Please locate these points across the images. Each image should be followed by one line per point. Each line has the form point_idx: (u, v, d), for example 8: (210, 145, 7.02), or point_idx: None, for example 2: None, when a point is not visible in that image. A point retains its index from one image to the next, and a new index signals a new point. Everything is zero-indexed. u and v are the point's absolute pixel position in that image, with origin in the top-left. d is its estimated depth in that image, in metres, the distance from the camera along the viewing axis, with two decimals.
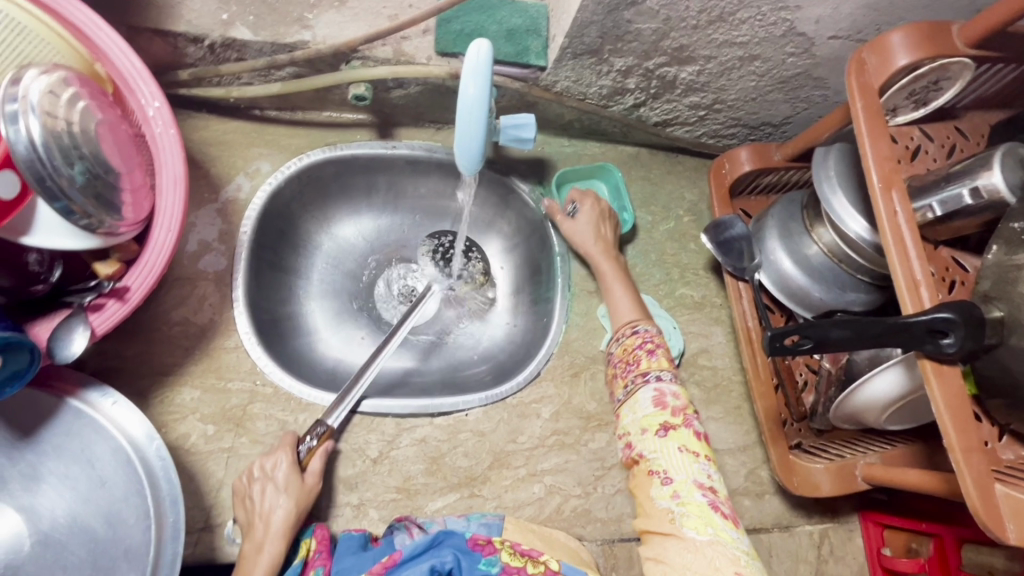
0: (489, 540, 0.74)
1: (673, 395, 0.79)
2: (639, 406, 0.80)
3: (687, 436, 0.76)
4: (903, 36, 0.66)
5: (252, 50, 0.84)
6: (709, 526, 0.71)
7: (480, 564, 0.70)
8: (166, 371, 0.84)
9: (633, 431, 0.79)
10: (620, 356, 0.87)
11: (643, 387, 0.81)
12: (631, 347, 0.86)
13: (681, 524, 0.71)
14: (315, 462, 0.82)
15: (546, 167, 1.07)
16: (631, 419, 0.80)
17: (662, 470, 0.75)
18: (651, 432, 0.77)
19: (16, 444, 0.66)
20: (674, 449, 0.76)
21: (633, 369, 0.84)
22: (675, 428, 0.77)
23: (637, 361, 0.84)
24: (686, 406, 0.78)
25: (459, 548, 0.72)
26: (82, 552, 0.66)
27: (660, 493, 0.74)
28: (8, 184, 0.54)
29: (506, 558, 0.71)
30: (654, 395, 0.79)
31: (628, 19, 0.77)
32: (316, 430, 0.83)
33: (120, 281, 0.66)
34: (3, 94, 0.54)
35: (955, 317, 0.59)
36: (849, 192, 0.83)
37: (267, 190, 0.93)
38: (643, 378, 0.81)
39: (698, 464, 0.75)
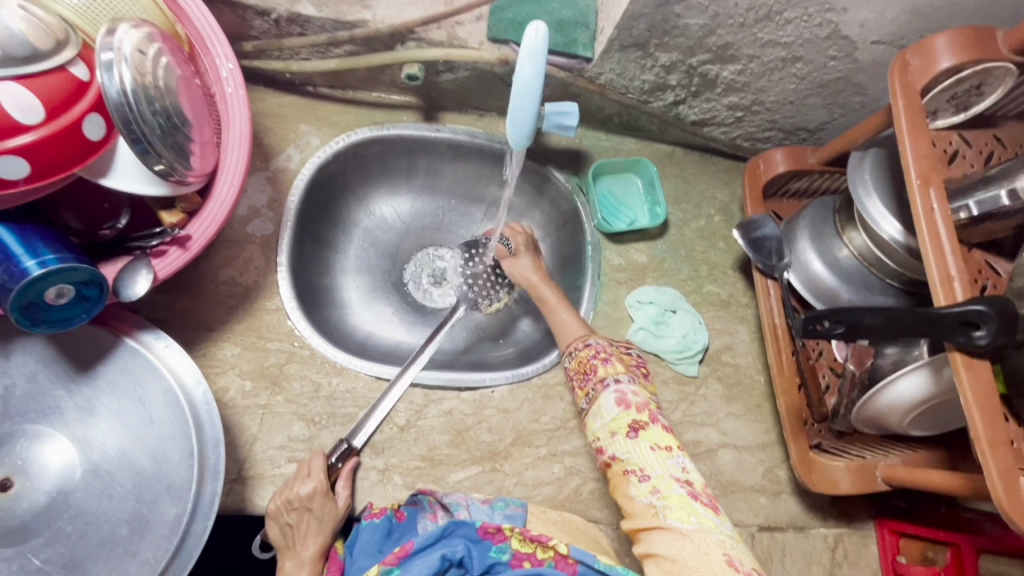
0: (499, 527, 0.77)
1: (634, 393, 0.78)
2: (604, 409, 0.78)
3: (656, 432, 0.76)
4: (948, 39, 0.68)
5: (314, 27, 0.88)
6: (692, 515, 0.71)
7: (490, 552, 0.75)
8: (210, 327, 0.88)
9: (603, 436, 0.78)
10: (575, 370, 0.84)
11: (603, 393, 0.79)
12: (585, 359, 0.83)
13: (664, 517, 0.71)
14: (341, 487, 0.84)
15: (582, 158, 1.10)
16: (599, 424, 0.78)
17: (638, 468, 0.74)
18: (621, 434, 0.76)
19: (75, 377, 0.69)
20: (646, 448, 0.75)
21: (592, 377, 0.81)
22: (645, 427, 0.76)
23: (594, 370, 0.82)
24: (649, 402, 0.78)
25: (469, 538, 0.75)
26: (128, 484, 0.69)
27: (639, 490, 0.73)
28: (96, 127, 0.59)
29: (517, 544, 0.75)
30: (616, 396, 0.78)
31: (678, 14, 0.80)
32: (340, 449, 0.84)
33: (183, 231, 0.70)
34: (99, 43, 0.58)
35: (988, 310, 0.61)
36: (884, 195, 0.84)
37: (315, 163, 0.97)
38: (603, 383, 0.80)
39: (673, 460, 0.75)
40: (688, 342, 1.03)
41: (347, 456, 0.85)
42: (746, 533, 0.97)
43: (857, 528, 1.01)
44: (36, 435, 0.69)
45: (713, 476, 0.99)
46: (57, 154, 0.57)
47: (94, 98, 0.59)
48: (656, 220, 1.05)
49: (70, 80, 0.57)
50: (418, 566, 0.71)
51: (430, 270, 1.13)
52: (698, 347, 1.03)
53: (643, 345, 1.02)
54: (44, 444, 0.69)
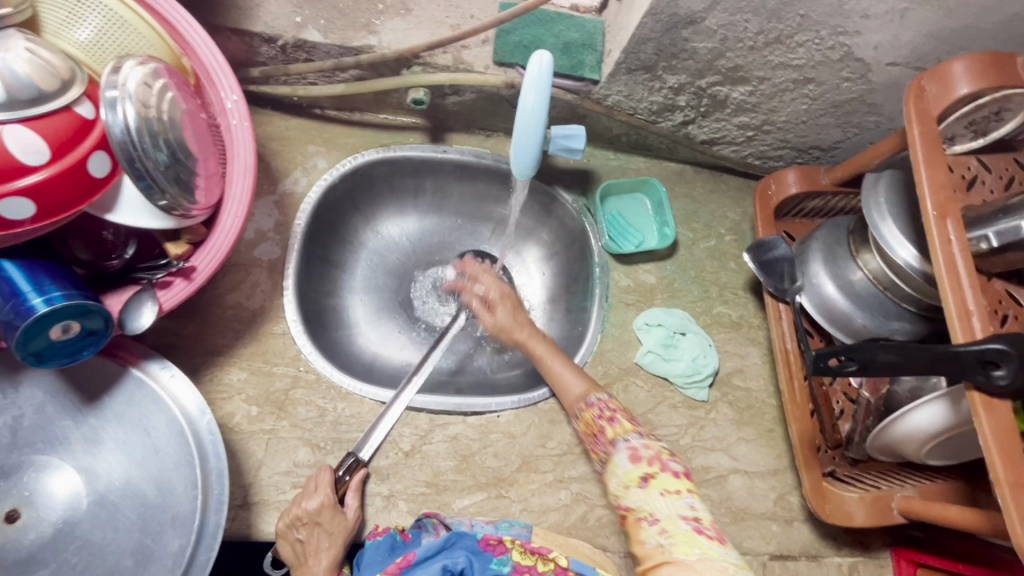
0: (500, 539, 0.74)
1: (644, 447, 0.77)
2: (618, 467, 0.77)
3: (666, 479, 0.74)
4: (965, 66, 0.66)
5: (321, 52, 0.88)
6: (696, 547, 0.68)
7: (490, 564, 0.71)
8: (217, 352, 0.88)
9: (619, 492, 0.76)
10: (583, 431, 0.84)
11: (617, 451, 0.78)
12: (590, 419, 0.83)
13: (670, 552, 0.68)
14: (350, 498, 0.84)
15: (590, 178, 1.09)
16: (615, 482, 0.77)
17: (648, 514, 0.72)
18: (633, 486, 0.75)
19: (82, 407, 0.70)
20: (655, 495, 0.73)
21: (602, 440, 0.81)
22: (654, 476, 0.75)
23: (602, 431, 0.81)
24: (659, 453, 0.77)
25: (471, 550, 0.72)
26: (132, 515, 0.69)
27: (649, 533, 0.71)
28: (101, 164, 0.59)
29: (517, 557, 0.73)
30: (629, 454, 0.77)
31: (686, 37, 0.79)
32: (347, 463, 0.85)
33: (187, 261, 0.70)
34: (104, 81, 0.59)
35: (1008, 349, 0.58)
36: (899, 219, 0.82)
37: (322, 185, 0.97)
38: (613, 445, 0.79)
39: (682, 500, 0.73)
40: (698, 366, 1.01)
41: (355, 470, 0.85)
42: (757, 562, 0.95)
43: (873, 557, 0.98)
44: (43, 465, 0.70)
45: (723, 502, 0.97)
46: (63, 192, 0.57)
47: (100, 136, 0.59)
48: (664, 241, 1.04)
49: (76, 118, 0.57)
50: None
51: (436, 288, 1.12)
52: (708, 371, 1.01)
53: (652, 369, 1.00)
54: (52, 475, 0.70)
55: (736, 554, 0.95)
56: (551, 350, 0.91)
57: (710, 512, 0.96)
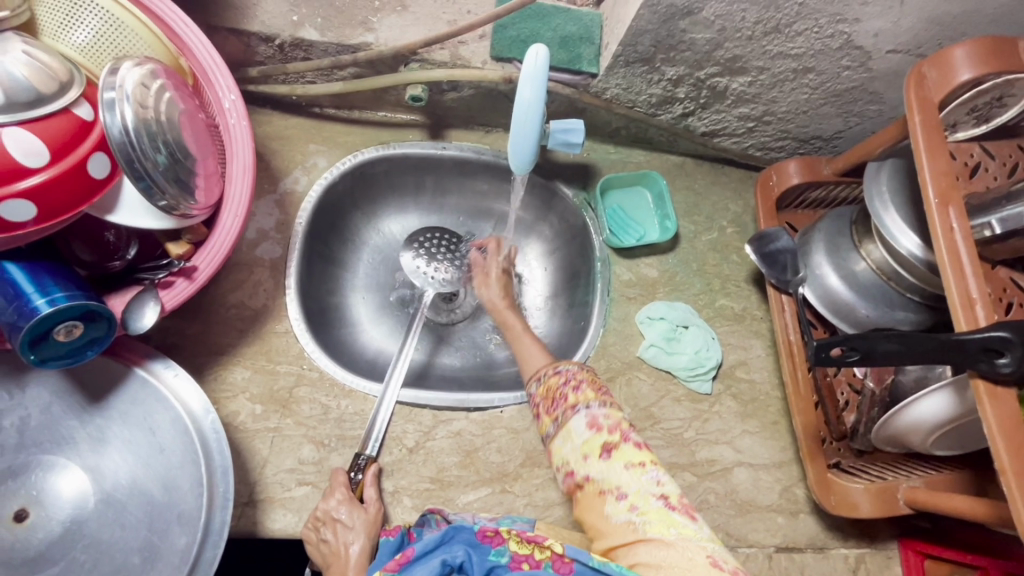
0: (497, 529, 0.71)
1: (605, 416, 0.75)
2: (574, 434, 0.75)
3: (629, 451, 0.73)
4: (966, 51, 0.65)
5: (318, 51, 0.88)
6: (671, 527, 0.68)
7: (489, 556, 0.68)
8: (221, 351, 0.89)
9: (574, 459, 0.75)
10: (542, 396, 0.80)
11: (575, 417, 0.76)
12: (553, 386, 0.79)
13: (644, 531, 0.68)
14: (370, 493, 0.85)
15: (591, 172, 1.08)
16: (569, 448, 0.75)
17: (614, 487, 0.72)
18: (593, 456, 0.73)
19: (87, 407, 0.71)
20: (619, 468, 0.72)
21: (560, 404, 0.77)
22: (617, 447, 0.73)
23: (563, 397, 0.78)
24: (620, 422, 0.75)
25: (469, 543, 0.69)
26: (139, 513, 0.70)
27: (616, 509, 0.71)
28: (100, 165, 0.60)
29: (515, 547, 0.69)
30: (586, 420, 0.75)
31: (683, 29, 0.78)
32: (359, 462, 0.86)
33: (189, 261, 0.70)
34: (102, 83, 0.59)
35: (1011, 337, 0.58)
36: (902, 208, 0.81)
37: (323, 184, 0.97)
38: (573, 410, 0.76)
39: (647, 474, 0.72)
40: (701, 359, 1.01)
41: (365, 467, 0.86)
42: (763, 554, 0.95)
43: (880, 548, 0.98)
44: (51, 465, 0.71)
45: (728, 495, 0.97)
46: (63, 193, 0.57)
47: (99, 137, 0.59)
48: (666, 234, 1.03)
49: (74, 120, 0.58)
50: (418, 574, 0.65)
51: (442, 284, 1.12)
52: (711, 364, 1.01)
53: (654, 362, 1.00)
54: (59, 475, 0.71)
55: (742, 547, 0.95)
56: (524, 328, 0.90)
57: (715, 505, 0.96)
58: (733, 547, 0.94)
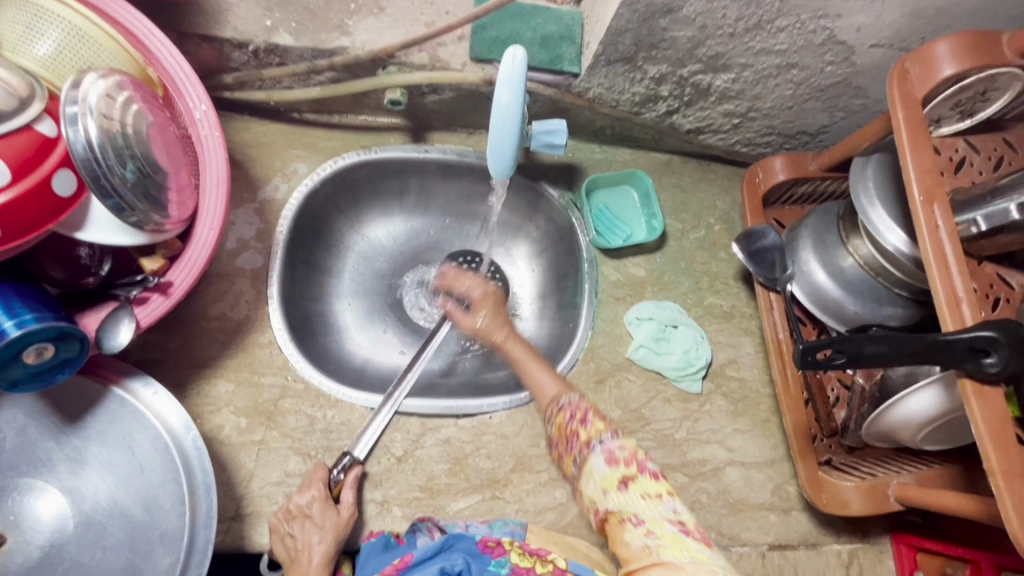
0: (499, 541, 0.73)
1: (621, 447, 0.73)
2: (594, 470, 0.73)
3: (645, 482, 0.71)
4: (949, 46, 0.64)
5: (293, 56, 0.86)
6: (685, 551, 0.65)
7: (489, 566, 0.70)
8: (204, 364, 0.87)
9: (596, 496, 0.72)
10: (557, 436, 0.79)
11: (591, 454, 0.74)
12: (564, 424, 0.78)
13: (658, 554, 0.65)
14: (346, 496, 0.83)
15: (576, 172, 1.07)
16: (592, 485, 0.73)
17: (632, 515, 0.69)
18: (613, 489, 0.71)
19: (64, 428, 0.69)
20: (637, 498, 0.70)
21: (575, 443, 0.76)
22: (634, 479, 0.71)
23: (575, 434, 0.77)
24: (635, 453, 0.73)
25: (468, 552, 0.71)
26: (121, 534, 0.69)
27: (634, 535, 0.68)
28: (66, 182, 0.58)
29: (516, 559, 0.71)
30: (603, 455, 0.73)
31: (664, 27, 0.77)
32: (342, 462, 0.85)
33: (164, 276, 0.69)
34: (64, 97, 0.57)
35: (998, 336, 0.58)
36: (889, 204, 0.81)
37: (303, 191, 0.95)
38: (587, 447, 0.74)
39: (664, 504, 0.70)
40: (690, 359, 1.00)
41: (348, 468, 0.85)
42: (756, 553, 0.95)
43: (872, 543, 0.98)
44: (28, 488, 0.69)
45: (720, 495, 0.96)
46: (28, 212, 0.56)
47: (62, 154, 0.58)
48: (653, 234, 1.02)
49: (36, 137, 0.56)
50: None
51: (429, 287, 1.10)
52: (701, 364, 1.00)
53: (644, 363, 0.99)
54: (36, 497, 0.69)
55: (735, 546, 0.95)
56: (529, 354, 0.88)
57: (707, 505, 0.95)
58: (725, 546, 0.94)
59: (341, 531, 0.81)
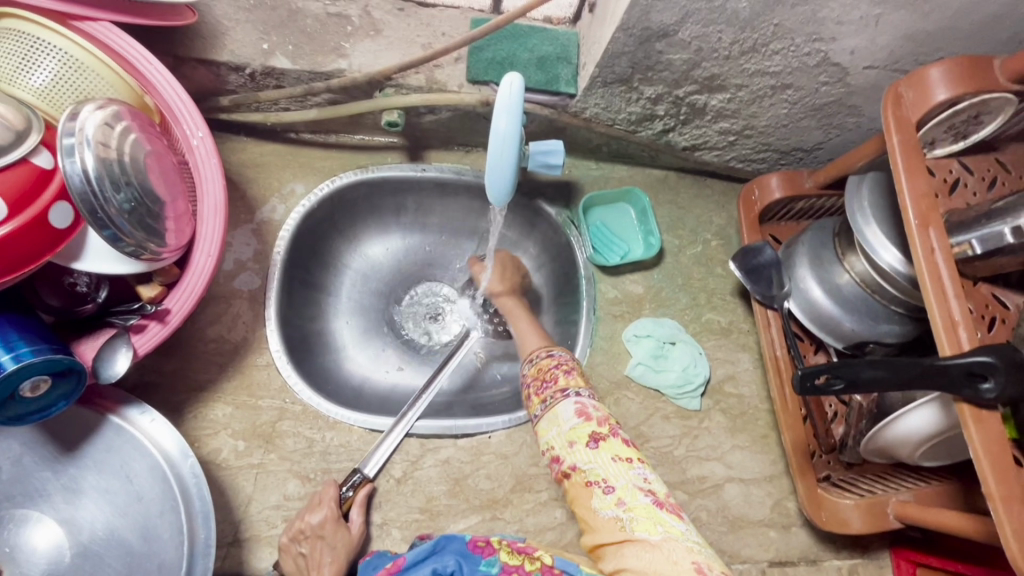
0: (489, 540, 0.70)
1: (595, 406, 0.74)
2: (561, 420, 0.74)
3: (616, 444, 0.72)
4: (942, 71, 0.65)
5: (290, 78, 0.86)
6: (659, 525, 0.66)
7: (479, 566, 0.67)
8: (201, 387, 0.87)
9: (560, 446, 0.73)
10: (532, 377, 0.81)
11: (563, 402, 0.75)
12: (546, 367, 0.80)
13: (632, 530, 0.66)
14: (354, 514, 0.84)
15: (573, 189, 1.07)
16: (556, 433, 0.74)
17: (602, 480, 0.70)
18: (580, 444, 0.72)
19: (60, 458, 0.69)
20: (607, 459, 0.71)
21: (551, 386, 0.77)
22: (605, 438, 0.72)
23: (554, 379, 0.78)
24: (609, 416, 0.74)
25: (461, 553, 0.68)
26: (118, 564, 0.68)
27: (603, 503, 0.69)
28: (63, 214, 0.58)
29: (506, 557, 0.68)
30: (575, 409, 0.74)
31: (660, 50, 0.78)
32: (352, 480, 0.85)
33: (161, 304, 0.69)
34: (61, 128, 0.57)
35: (994, 361, 0.58)
36: (884, 223, 0.81)
37: (300, 212, 0.95)
38: (563, 393, 0.75)
39: (634, 470, 0.70)
40: (689, 376, 1.00)
41: (358, 487, 0.85)
42: (756, 569, 0.95)
43: (872, 558, 0.98)
44: (23, 519, 0.69)
45: (720, 512, 0.96)
46: (23, 245, 0.55)
47: (60, 185, 0.58)
48: (650, 251, 1.03)
49: (33, 169, 0.56)
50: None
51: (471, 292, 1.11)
52: (699, 380, 1.00)
53: (642, 380, 1.00)
54: (33, 528, 0.69)
55: (735, 563, 0.95)
56: (523, 311, 0.98)
57: (707, 522, 0.96)
58: (725, 563, 0.94)
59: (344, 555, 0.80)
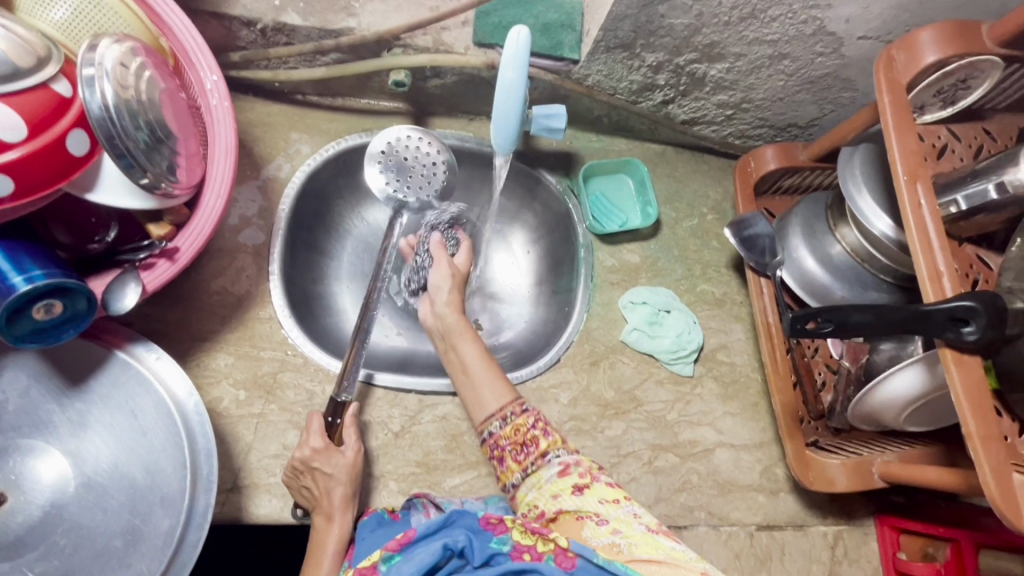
0: (502, 517, 0.63)
1: (577, 461, 0.79)
2: (544, 480, 0.78)
3: (600, 489, 0.76)
4: (932, 34, 0.67)
5: (300, 36, 0.88)
6: (659, 548, 0.66)
7: (490, 543, 0.60)
8: (204, 338, 0.88)
9: (545, 499, 0.76)
10: (508, 439, 0.82)
11: (546, 466, 0.79)
12: (521, 427, 0.82)
13: (631, 552, 0.66)
14: (349, 439, 0.84)
15: (573, 160, 1.09)
16: (537, 493, 0.77)
17: (592, 514, 0.72)
18: (566, 493, 0.75)
19: (67, 391, 0.70)
20: (595, 502, 0.74)
21: (531, 450, 0.81)
22: (589, 486, 0.76)
23: (535, 442, 0.81)
24: (591, 468, 0.79)
25: (471, 528, 0.61)
26: (121, 496, 0.69)
27: (597, 532, 0.69)
28: (79, 142, 0.59)
29: (518, 536, 0.61)
30: (559, 468, 0.79)
31: (662, 14, 0.80)
32: (335, 410, 0.83)
33: (171, 243, 0.70)
34: (81, 59, 0.59)
35: (976, 306, 0.60)
36: (875, 191, 0.83)
37: (306, 170, 0.97)
38: (543, 458, 0.80)
39: (623, 508, 0.73)
40: (683, 342, 1.02)
41: (342, 410, 0.84)
42: (744, 532, 0.97)
43: (857, 525, 1.00)
44: (29, 449, 0.70)
45: (710, 476, 0.98)
46: (41, 170, 0.57)
47: (78, 114, 0.59)
48: (648, 220, 1.05)
49: (53, 95, 0.57)
50: (418, 555, 0.57)
51: (399, 157, 0.96)
52: (692, 347, 1.02)
53: (637, 346, 1.02)
54: (37, 459, 0.70)
55: (724, 525, 0.97)
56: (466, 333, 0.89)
57: (698, 486, 0.97)
58: (715, 526, 0.96)
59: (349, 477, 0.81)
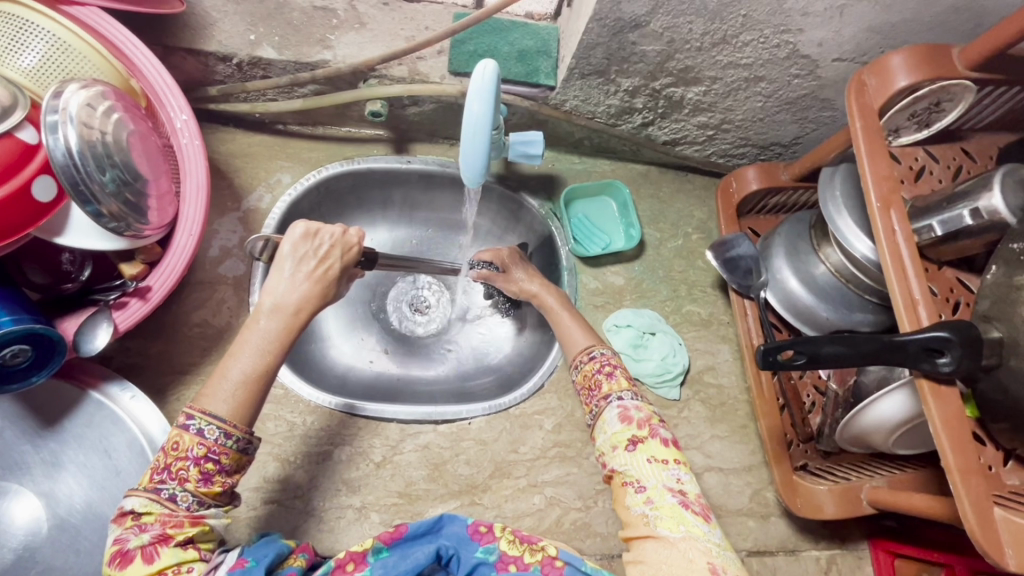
0: (491, 527, 0.68)
1: (636, 408, 0.73)
2: (606, 425, 0.73)
3: (654, 445, 0.70)
4: (903, 58, 0.67)
5: (276, 69, 0.89)
6: (682, 524, 0.64)
7: (476, 552, 0.66)
8: (184, 370, 0.88)
9: (605, 449, 0.72)
10: (581, 384, 0.80)
11: (608, 408, 0.74)
12: (589, 374, 0.79)
13: (656, 526, 0.64)
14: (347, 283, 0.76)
15: (556, 183, 1.09)
16: (603, 439, 0.73)
17: (635, 479, 0.68)
18: (621, 447, 0.71)
19: (41, 432, 0.71)
20: (642, 460, 0.69)
21: (595, 395, 0.77)
22: (643, 440, 0.70)
23: (598, 386, 0.77)
24: (651, 416, 0.72)
25: (459, 537, 0.68)
26: (94, 537, 0.69)
27: (634, 500, 0.67)
28: (47, 189, 0.60)
29: (506, 546, 0.66)
30: (619, 412, 0.73)
31: (633, 41, 0.80)
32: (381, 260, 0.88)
33: (143, 282, 0.70)
34: (44, 106, 0.59)
35: (951, 337, 0.59)
36: (856, 212, 0.82)
37: (287, 200, 0.96)
38: (605, 400, 0.75)
39: (668, 470, 0.68)
40: (667, 365, 1.01)
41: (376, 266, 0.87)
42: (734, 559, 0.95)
43: (850, 550, 0.98)
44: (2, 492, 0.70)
45: None
46: (12, 214, 0.58)
47: (44, 160, 0.60)
48: (631, 242, 1.04)
49: (18, 143, 0.58)
50: (414, 552, 0.64)
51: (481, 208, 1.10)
52: (678, 370, 1.01)
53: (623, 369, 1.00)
54: (12, 501, 0.70)
55: None
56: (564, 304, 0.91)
57: None
58: None
59: (307, 306, 0.68)
